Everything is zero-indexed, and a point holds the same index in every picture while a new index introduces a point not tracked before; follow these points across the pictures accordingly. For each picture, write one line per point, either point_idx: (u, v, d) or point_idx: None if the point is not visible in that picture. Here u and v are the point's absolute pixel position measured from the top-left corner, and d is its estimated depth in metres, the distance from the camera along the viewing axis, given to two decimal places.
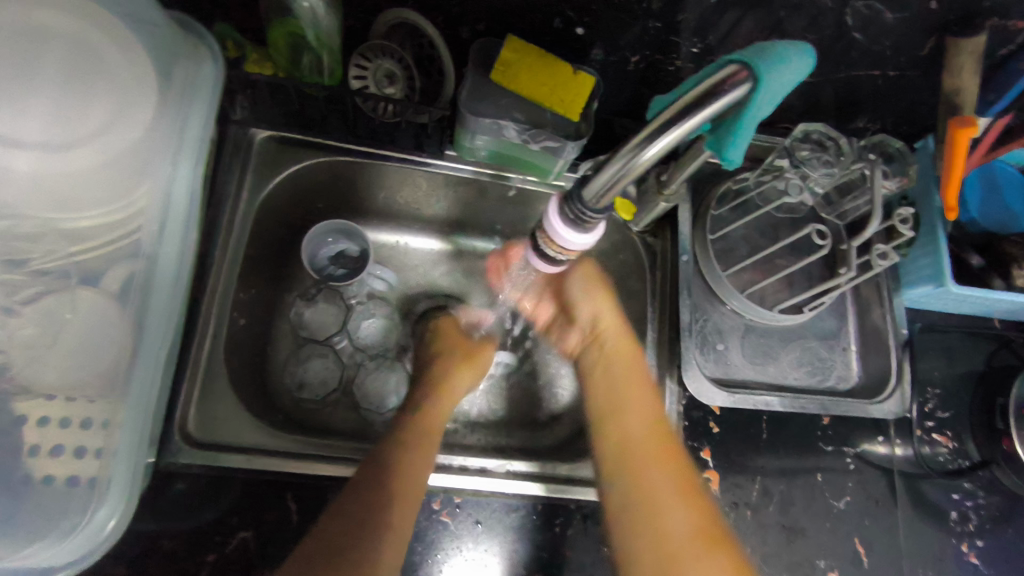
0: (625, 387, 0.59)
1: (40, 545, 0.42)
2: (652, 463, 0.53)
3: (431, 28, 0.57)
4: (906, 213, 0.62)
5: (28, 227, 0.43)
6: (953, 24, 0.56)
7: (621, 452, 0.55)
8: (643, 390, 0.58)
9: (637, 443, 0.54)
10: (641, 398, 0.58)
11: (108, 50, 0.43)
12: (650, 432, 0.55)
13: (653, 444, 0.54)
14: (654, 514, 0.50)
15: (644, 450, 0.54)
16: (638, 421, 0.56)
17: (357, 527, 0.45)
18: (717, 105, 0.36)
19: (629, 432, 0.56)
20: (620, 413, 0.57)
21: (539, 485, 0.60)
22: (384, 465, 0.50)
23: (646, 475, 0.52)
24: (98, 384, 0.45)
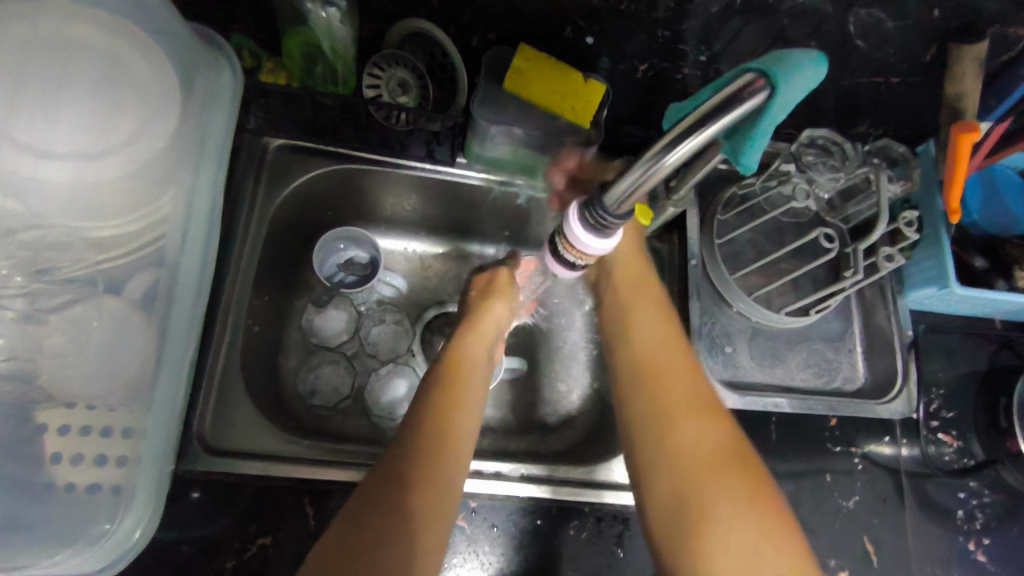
0: (641, 310, 0.59)
1: (70, 552, 0.43)
2: (687, 411, 0.51)
3: (443, 35, 0.58)
4: (912, 217, 0.64)
5: (55, 236, 0.44)
6: (953, 33, 0.58)
7: (640, 369, 0.55)
8: (659, 311, 0.59)
9: (657, 359, 0.54)
10: (659, 319, 0.58)
11: (137, 64, 0.45)
12: (669, 350, 0.55)
13: (675, 362, 0.54)
14: (675, 435, 0.50)
15: (663, 367, 0.54)
16: (656, 339, 0.56)
17: (372, 532, 0.43)
18: (737, 112, 0.37)
19: (648, 349, 0.56)
20: (643, 342, 0.56)
21: (544, 488, 0.60)
22: (393, 483, 0.46)
23: (668, 395, 0.52)
24: (123, 392, 0.46)
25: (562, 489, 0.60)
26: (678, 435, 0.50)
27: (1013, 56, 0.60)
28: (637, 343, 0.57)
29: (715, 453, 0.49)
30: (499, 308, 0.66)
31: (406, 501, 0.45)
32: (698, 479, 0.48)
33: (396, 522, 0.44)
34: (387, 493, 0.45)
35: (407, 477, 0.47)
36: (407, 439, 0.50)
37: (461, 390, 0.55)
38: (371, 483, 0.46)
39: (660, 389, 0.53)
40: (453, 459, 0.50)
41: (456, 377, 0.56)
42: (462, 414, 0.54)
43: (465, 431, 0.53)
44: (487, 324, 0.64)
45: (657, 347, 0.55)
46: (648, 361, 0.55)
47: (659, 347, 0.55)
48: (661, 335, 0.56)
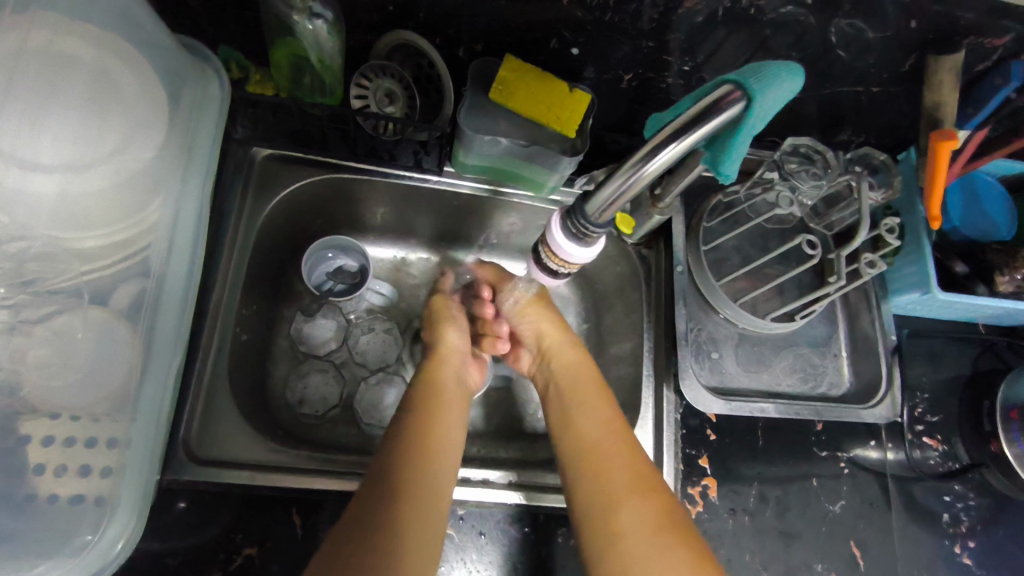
0: (585, 399, 0.63)
1: (48, 565, 0.43)
2: (631, 492, 0.55)
3: (427, 45, 0.58)
4: (893, 222, 0.64)
5: (41, 248, 0.43)
6: (933, 43, 0.59)
7: (585, 454, 0.58)
8: (602, 399, 0.63)
9: (600, 446, 0.58)
10: (600, 407, 0.62)
11: (123, 76, 0.45)
12: (610, 439, 0.59)
13: (614, 445, 0.59)
14: (619, 515, 0.54)
15: (603, 448, 0.58)
16: (598, 428, 0.60)
17: (355, 546, 0.45)
18: (713, 123, 0.38)
19: (590, 437, 0.60)
20: (583, 423, 0.61)
21: (519, 494, 0.60)
22: (382, 490, 0.49)
23: (610, 475, 0.56)
24: (108, 402, 0.46)
25: (545, 497, 0.61)
26: (622, 514, 0.54)
27: (988, 66, 0.61)
28: (581, 432, 0.60)
29: (656, 531, 0.52)
30: (454, 336, 0.69)
31: (394, 506, 0.48)
32: (637, 553, 0.51)
33: (385, 527, 0.47)
34: (375, 499, 0.49)
35: (394, 485, 0.50)
36: (393, 449, 0.53)
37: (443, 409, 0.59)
38: (363, 493, 0.49)
39: (601, 472, 0.57)
40: (436, 475, 0.52)
41: (430, 402, 0.59)
42: (444, 429, 0.57)
43: (450, 445, 0.56)
44: (449, 351, 0.67)
45: (598, 437, 0.60)
46: (589, 443, 0.59)
47: (601, 435, 0.60)
48: (602, 423, 0.61)
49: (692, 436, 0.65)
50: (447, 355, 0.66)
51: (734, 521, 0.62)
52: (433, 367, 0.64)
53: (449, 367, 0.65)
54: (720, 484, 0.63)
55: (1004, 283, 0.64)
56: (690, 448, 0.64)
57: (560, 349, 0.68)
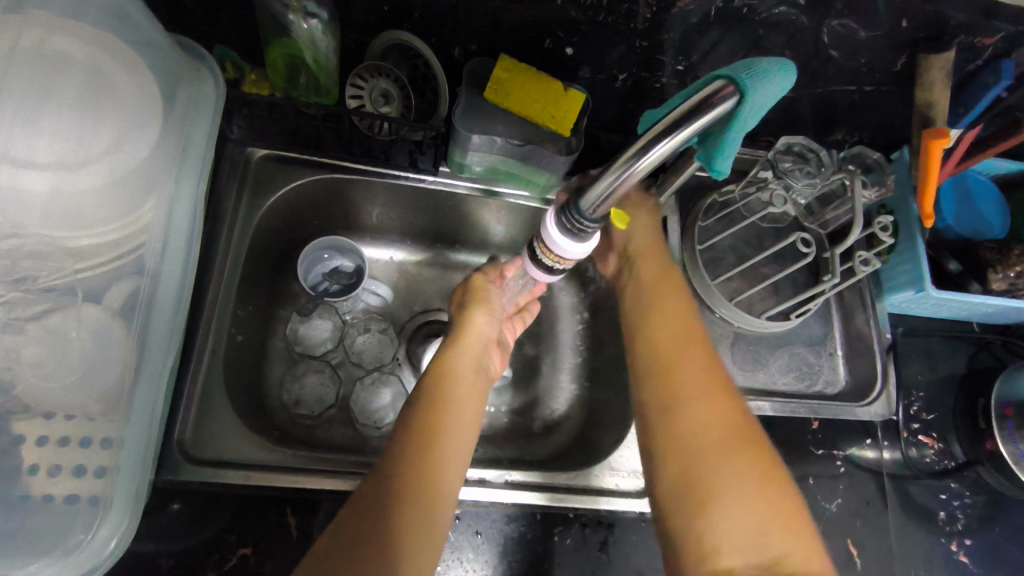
0: (660, 301, 0.60)
1: (41, 564, 0.42)
2: (701, 397, 0.53)
3: (423, 45, 0.58)
4: (887, 221, 0.64)
5: (33, 245, 0.43)
6: (923, 42, 0.60)
7: (662, 364, 0.56)
8: (681, 309, 0.59)
9: (677, 358, 0.56)
10: (680, 316, 0.59)
11: (118, 74, 0.45)
12: (685, 349, 0.56)
13: (688, 346, 0.56)
14: (688, 421, 0.52)
15: (674, 348, 0.56)
16: (676, 338, 0.57)
17: (360, 539, 0.44)
18: (706, 118, 0.39)
19: (667, 348, 0.56)
20: (652, 319, 0.59)
21: (539, 494, 0.60)
22: (380, 496, 0.47)
23: (685, 380, 0.54)
24: (101, 402, 0.46)
25: (566, 497, 0.60)
26: (694, 427, 0.52)
27: (979, 66, 0.61)
28: (654, 340, 0.58)
29: (731, 449, 0.50)
30: (482, 320, 0.65)
31: (390, 514, 0.46)
32: (705, 461, 0.50)
33: (379, 536, 0.45)
34: (370, 506, 0.46)
35: (394, 490, 0.47)
36: (395, 440, 0.51)
37: (450, 394, 0.56)
38: (358, 496, 0.47)
39: (677, 386, 0.54)
40: (440, 464, 0.50)
41: (443, 394, 0.56)
42: (453, 413, 0.55)
43: (458, 433, 0.54)
44: (472, 334, 0.63)
45: (673, 346, 0.56)
46: (662, 346, 0.57)
47: (676, 346, 0.56)
48: (680, 333, 0.58)
49: None
50: (471, 333, 0.63)
51: None
52: (457, 354, 0.61)
53: (471, 353, 0.62)
54: None
55: (998, 280, 0.64)
56: None
57: (643, 251, 0.64)
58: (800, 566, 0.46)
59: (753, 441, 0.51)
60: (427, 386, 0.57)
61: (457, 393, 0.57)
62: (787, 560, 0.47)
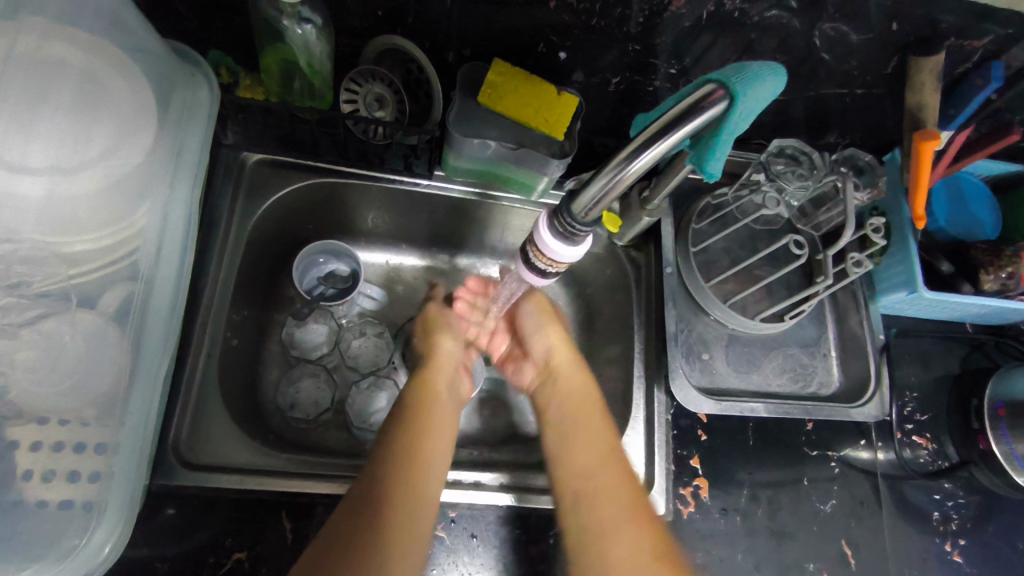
0: (582, 419, 0.62)
1: (36, 568, 0.42)
2: (625, 525, 0.53)
3: (418, 52, 0.59)
4: (879, 222, 0.65)
5: (28, 250, 0.43)
6: (913, 44, 0.60)
7: (584, 483, 0.56)
8: (602, 431, 0.61)
9: (592, 481, 0.56)
10: (602, 436, 0.60)
11: (112, 80, 0.46)
12: (604, 464, 0.58)
13: (612, 470, 0.57)
14: (611, 553, 0.52)
15: (594, 475, 0.57)
16: (592, 454, 0.58)
17: (351, 541, 0.45)
18: (698, 121, 0.39)
19: (585, 460, 0.58)
20: (576, 444, 0.60)
21: (510, 495, 0.60)
22: (368, 497, 0.49)
23: (603, 510, 0.54)
24: (95, 406, 0.46)
25: (537, 499, 0.60)
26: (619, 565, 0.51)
27: (968, 68, 0.62)
28: (576, 458, 0.59)
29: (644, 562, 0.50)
30: (449, 343, 0.67)
31: (382, 515, 0.48)
32: None
33: (370, 539, 0.46)
34: (357, 507, 0.48)
35: (380, 492, 0.49)
36: (385, 443, 0.53)
37: (432, 400, 0.59)
38: (349, 497, 0.49)
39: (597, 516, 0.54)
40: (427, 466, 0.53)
41: (427, 402, 0.59)
42: (436, 421, 0.57)
43: (441, 438, 0.56)
44: (445, 357, 0.65)
45: (588, 463, 0.58)
46: (583, 473, 0.57)
47: (597, 465, 0.57)
48: (600, 452, 0.59)
49: (684, 437, 0.65)
50: (443, 357, 0.64)
51: (727, 520, 0.62)
52: (434, 368, 0.63)
53: (444, 376, 0.63)
54: (710, 484, 0.63)
55: (990, 281, 0.65)
56: (681, 449, 0.64)
57: (566, 380, 0.66)
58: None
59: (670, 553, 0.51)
60: (412, 400, 0.58)
61: (438, 401, 0.59)
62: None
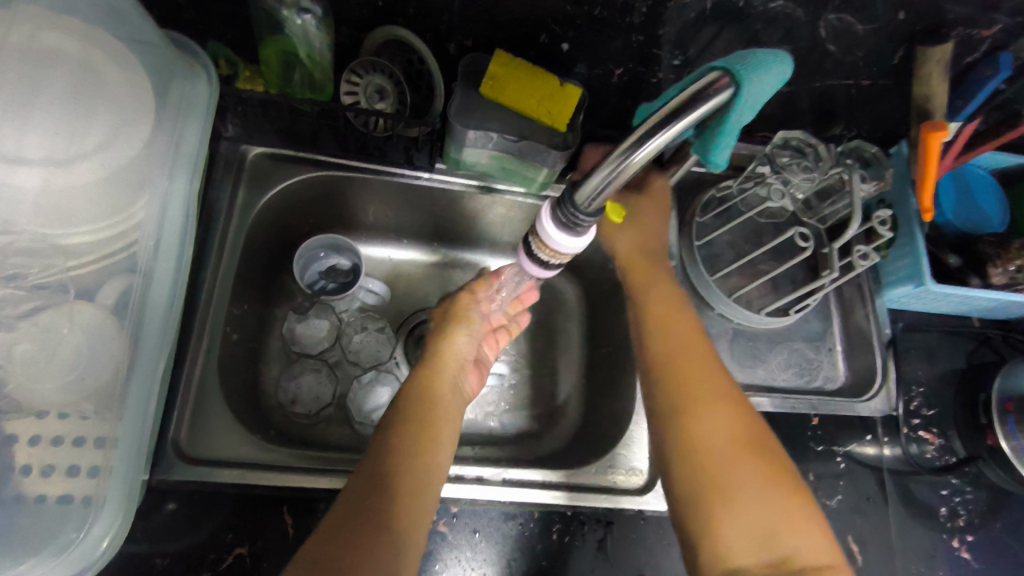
0: (673, 327, 0.57)
1: (33, 562, 0.42)
2: (710, 402, 0.52)
3: (418, 40, 0.58)
4: (885, 215, 0.64)
5: (25, 242, 0.43)
6: (921, 33, 0.59)
7: (682, 391, 0.53)
8: (695, 337, 0.56)
9: (693, 393, 0.52)
10: (695, 343, 0.56)
11: (108, 70, 0.45)
12: (705, 372, 0.54)
13: (700, 356, 0.55)
14: (698, 426, 0.51)
15: (682, 357, 0.55)
16: (691, 365, 0.54)
17: (351, 542, 0.45)
18: (699, 110, 0.38)
19: (660, 336, 0.57)
20: (661, 324, 0.57)
21: (556, 494, 0.60)
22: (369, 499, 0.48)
23: (693, 385, 0.53)
24: (94, 399, 0.46)
25: (585, 496, 0.60)
26: (708, 437, 0.51)
27: (977, 57, 0.61)
28: (672, 362, 0.54)
29: (745, 458, 0.50)
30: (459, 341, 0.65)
31: (381, 513, 0.47)
32: (719, 458, 0.50)
33: (368, 538, 0.45)
34: (357, 510, 0.47)
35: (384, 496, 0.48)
36: (389, 435, 0.53)
37: (437, 390, 0.58)
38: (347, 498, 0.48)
39: (703, 420, 0.51)
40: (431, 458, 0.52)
41: (435, 392, 0.58)
42: (441, 411, 0.57)
43: (447, 428, 0.56)
44: (446, 359, 0.62)
45: (686, 377, 0.53)
46: (665, 354, 0.55)
47: (695, 378, 0.53)
48: (696, 362, 0.54)
49: None
50: (447, 360, 0.62)
51: None
52: (439, 359, 0.62)
53: (449, 374, 0.61)
54: None
55: (997, 274, 0.64)
56: None
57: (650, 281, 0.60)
58: (810, 562, 0.47)
59: (764, 444, 0.51)
60: (415, 398, 0.57)
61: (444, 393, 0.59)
62: (799, 560, 0.47)
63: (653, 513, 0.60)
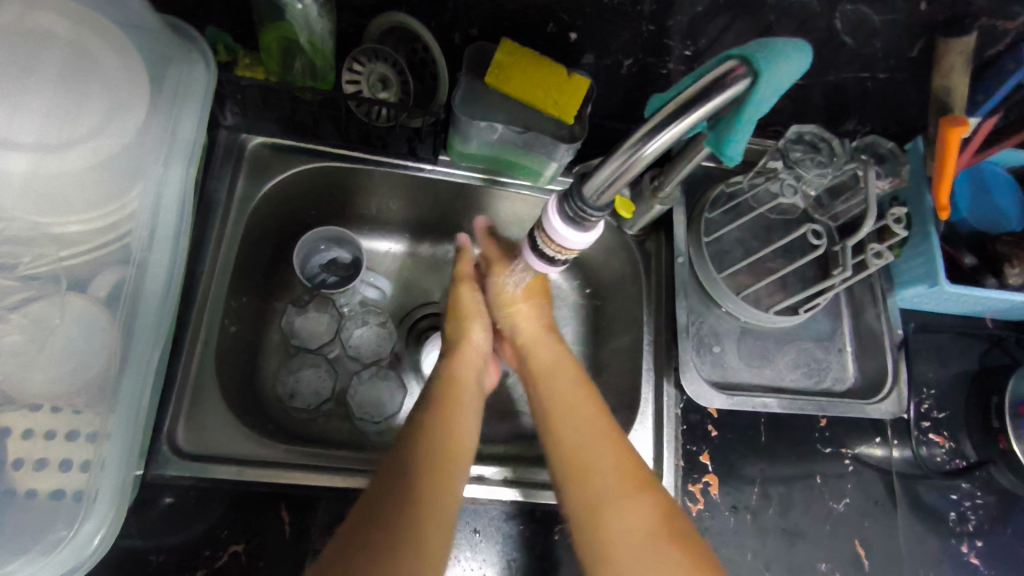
0: (571, 402, 0.60)
1: (21, 562, 0.41)
2: (605, 470, 0.54)
3: (425, 31, 0.56)
4: (901, 212, 0.62)
5: (17, 229, 0.43)
6: (941, 25, 0.57)
7: (572, 467, 0.55)
8: (595, 415, 0.58)
9: (585, 452, 0.55)
10: (585, 405, 0.59)
11: (101, 51, 0.45)
12: (607, 447, 0.55)
13: (599, 431, 0.57)
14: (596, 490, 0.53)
15: (577, 434, 0.57)
16: (581, 433, 0.57)
17: (363, 541, 0.45)
18: (714, 102, 0.37)
19: (564, 413, 0.59)
20: (556, 401, 0.60)
21: (516, 491, 0.59)
22: (373, 519, 0.46)
23: (591, 460, 0.55)
24: (87, 393, 0.45)
25: (542, 494, 0.60)
26: (602, 504, 0.52)
27: (999, 51, 0.59)
28: (564, 441, 0.57)
29: (630, 498, 0.52)
30: (476, 335, 0.67)
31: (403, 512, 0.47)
32: (620, 527, 0.51)
33: (387, 536, 0.46)
34: (371, 515, 0.47)
35: (387, 518, 0.47)
36: (419, 432, 0.54)
37: (463, 391, 0.60)
38: (354, 515, 0.47)
39: (590, 465, 0.55)
40: (457, 461, 0.53)
41: (463, 394, 0.60)
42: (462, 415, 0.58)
43: (468, 429, 0.57)
44: (466, 385, 0.61)
45: (576, 439, 0.57)
46: (564, 440, 0.57)
47: (585, 435, 0.57)
48: (588, 426, 0.57)
49: (693, 432, 0.63)
50: (466, 390, 0.61)
51: (736, 518, 0.60)
52: (461, 356, 0.64)
53: (473, 368, 0.64)
54: (721, 481, 0.61)
55: (1013, 275, 0.62)
56: (691, 445, 0.62)
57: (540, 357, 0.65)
58: None
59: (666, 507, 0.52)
60: (436, 429, 0.55)
61: (472, 394, 0.61)
62: None
63: None
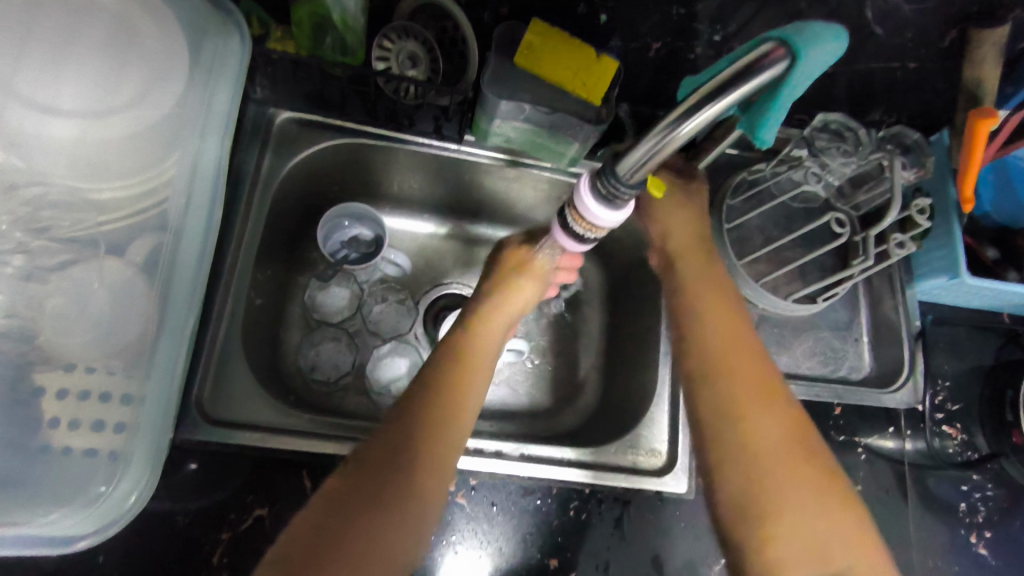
0: (719, 321, 0.51)
1: (63, 512, 0.43)
2: (758, 405, 0.48)
3: (461, 13, 0.58)
4: (924, 204, 0.63)
5: (58, 194, 0.46)
6: (975, 15, 0.59)
7: (727, 391, 0.48)
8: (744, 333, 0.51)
9: (731, 376, 0.49)
10: (738, 327, 0.52)
11: (145, 26, 0.46)
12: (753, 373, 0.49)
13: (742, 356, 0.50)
14: (752, 430, 0.47)
15: (725, 358, 0.50)
16: (729, 353, 0.50)
17: (356, 512, 0.44)
18: (754, 82, 0.37)
19: (711, 338, 0.51)
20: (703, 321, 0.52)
21: (585, 472, 0.59)
22: (376, 491, 0.45)
23: (736, 401, 0.48)
24: (125, 357, 0.46)
25: (612, 477, 0.60)
26: (758, 444, 0.47)
27: None
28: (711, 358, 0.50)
29: (784, 452, 0.47)
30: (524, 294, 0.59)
31: (398, 484, 0.46)
32: (775, 475, 0.46)
33: (379, 506, 0.44)
34: (365, 486, 0.45)
35: (386, 487, 0.45)
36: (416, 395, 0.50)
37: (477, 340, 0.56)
38: (347, 480, 0.45)
39: (742, 397, 0.48)
40: (459, 417, 0.50)
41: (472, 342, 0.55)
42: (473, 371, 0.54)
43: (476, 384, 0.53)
44: (481, 332, 0.56)
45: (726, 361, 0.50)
46: (709, 358, 0.50)
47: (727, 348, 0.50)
48: (736, 348, 0.50)
49: None
50: (482, 338, 0.56)
51: None
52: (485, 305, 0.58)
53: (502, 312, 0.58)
54: None
55: None
56: None
57: (693, 273, 0.55)
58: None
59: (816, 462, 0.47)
60: (420, 419, 0.48)
61: (483, 337, 0.56)
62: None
63: (670, 492, 0.60)
